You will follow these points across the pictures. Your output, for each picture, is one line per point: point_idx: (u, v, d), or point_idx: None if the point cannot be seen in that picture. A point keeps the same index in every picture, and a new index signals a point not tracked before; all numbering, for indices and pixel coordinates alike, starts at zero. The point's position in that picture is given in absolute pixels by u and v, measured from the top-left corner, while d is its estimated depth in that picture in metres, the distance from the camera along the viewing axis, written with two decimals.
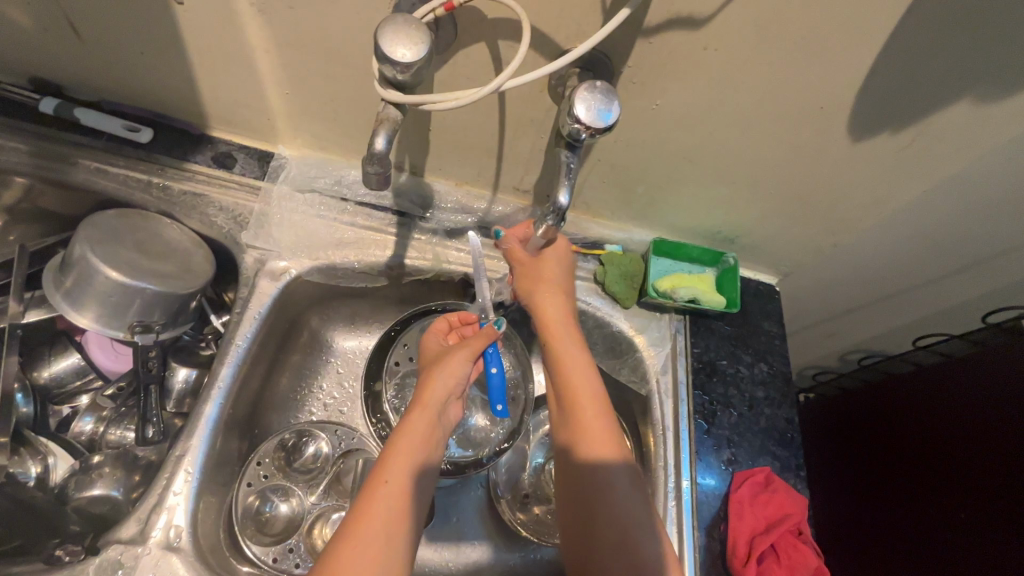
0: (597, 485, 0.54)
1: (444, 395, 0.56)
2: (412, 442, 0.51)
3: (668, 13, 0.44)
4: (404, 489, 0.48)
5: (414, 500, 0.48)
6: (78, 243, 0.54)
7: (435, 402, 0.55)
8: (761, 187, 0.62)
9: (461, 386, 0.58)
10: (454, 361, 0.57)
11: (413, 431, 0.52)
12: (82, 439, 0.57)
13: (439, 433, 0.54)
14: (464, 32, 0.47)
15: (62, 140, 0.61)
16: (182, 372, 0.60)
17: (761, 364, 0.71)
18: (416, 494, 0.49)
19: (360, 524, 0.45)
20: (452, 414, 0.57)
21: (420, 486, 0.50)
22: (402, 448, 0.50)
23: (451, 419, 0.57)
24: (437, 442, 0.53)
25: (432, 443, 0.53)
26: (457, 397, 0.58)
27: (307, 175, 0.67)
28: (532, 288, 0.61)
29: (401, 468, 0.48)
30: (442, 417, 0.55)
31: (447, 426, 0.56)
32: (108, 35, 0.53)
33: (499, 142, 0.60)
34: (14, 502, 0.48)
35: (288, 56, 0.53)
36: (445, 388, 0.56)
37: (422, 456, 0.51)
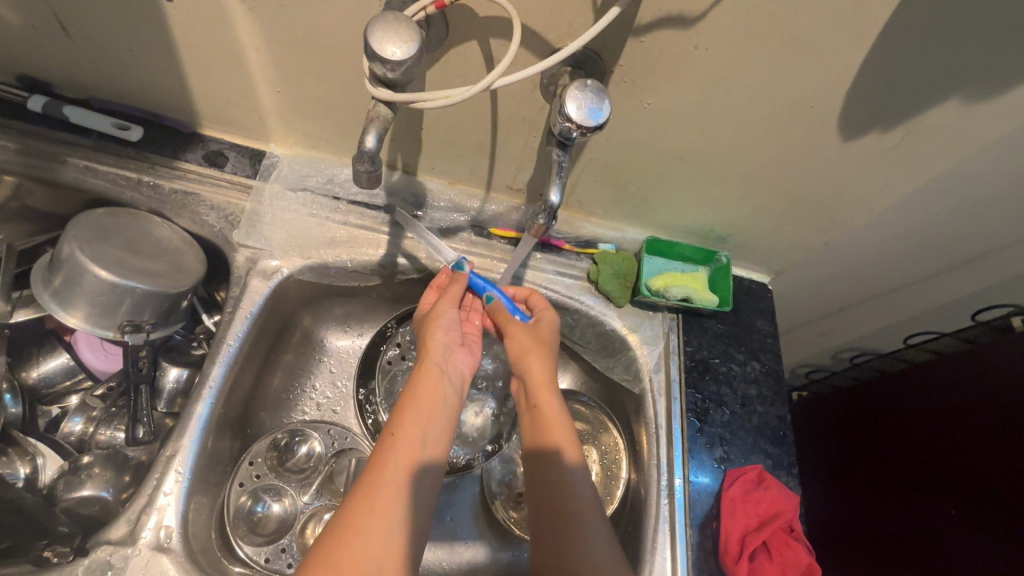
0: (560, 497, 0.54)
1: (443, 347, 0.57)
2: (417, 397, 0.52)
3: (658, 12, 0.44)
4: (414, 441, 0.49)
5: (426, 451, 0.50)
6: (66, 242, 0.53)
7: (435, 353, 0.56)
8: (753, 186, 0.63)
9: (458, 334, 0.59)
10: (442, 316, 0.59)
11: (417, 385, 0.53)
12: (71, 440, 0.56)
13: (449, 380, 0.55)
14: (455, 30, 0.47)
15: (51, 138, 0.61)
16: (173, 372, 0.60)
17: (754, 362, 0.71)
18: (429, 446, 0.50)
19: (371, 479, 0.46)
20: (459, 362, 0.58)
21: (434, 434, 0.51)
22: (408, 405, 0.52)
23: (465, 369, 0.58)
24: (446, 388, 0.54)
25: (444, 394, 0.54)
26: (458, 346, 0.59)
27: (299, 174, 0.67)
28: (524, 344, 0.60)
29: (406, 426, 0.50)
30: (447, 366, 0.56)
31: (459, 374, 0.57)
32: (96, 32, 0.52)
33: (492, 140, 0.60)
34: None
35: (278, 54, 0.53)
36: (443, 339, 0.57)
37: (433, 408, 0.52)
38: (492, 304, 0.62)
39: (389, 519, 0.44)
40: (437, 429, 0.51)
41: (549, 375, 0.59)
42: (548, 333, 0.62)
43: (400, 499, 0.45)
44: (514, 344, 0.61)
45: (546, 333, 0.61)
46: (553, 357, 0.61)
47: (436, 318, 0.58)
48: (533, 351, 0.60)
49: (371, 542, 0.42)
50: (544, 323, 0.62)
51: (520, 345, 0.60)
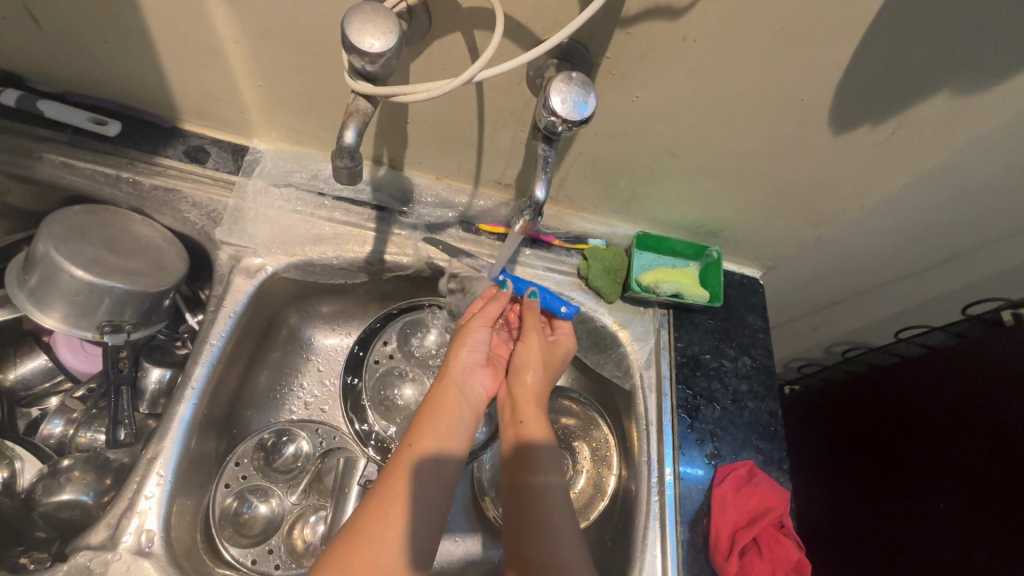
0: (538, 507, 0.54)
1: (463, 366, 0.60)
2: (433, 416, 0.54)
3: (645, 3, 0.43)
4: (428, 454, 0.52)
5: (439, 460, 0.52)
6: (41, 240, 0.52)
7: (457, 374, 0.59)
8: (744, 180, 0.62)
9: (484, 354, 0.62)
10: (472, 336, 0.61)
11: (437, 404, 0.56)
12: (51, 442, 0.55)
13: (465, 406, 0.57)
14: (439, 21, 0.46)
15: (26, 134, 0.59)
16: (155, 373, 0.59)
17: (745, 357, 0.71)
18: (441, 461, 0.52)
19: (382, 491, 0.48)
20: (477, 383, 0.61)
21: (448, 452, 0.53)
22: (426, 417, 0.54)
23: (483, 390, 0.61)
24: (461, 410, 0.57)
25: (458, 414, 0.56)
26: (479, 366, 0.61)
27: (283, 169, 0.65)
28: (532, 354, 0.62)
29: (423, 439, 0.52)
30: (464, 388, 0.59)
31: (475, 395, 0.59)
32: (67, 23, 0.51)
33: (480, 134, 0.58)
34: None
35: (258, 46, 0.51)
36: (465, 358, 0.60)
37: (447, 428, 0.54)
38: (530, 300, 0.64)
39: (399, 532, 0.46)
40: (451, 448, 0.53)
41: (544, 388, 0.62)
42: (560, 358, 0.64)
43: (408, 514, 0.47)
44: (527, 351, 0.62)
45: (555, 355, 0.64)
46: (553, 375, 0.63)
47: (463, 339, 0.61)
48: (533, 369, 0.61)
49: (382, 550, 0.45)
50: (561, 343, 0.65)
51: (527, 353, 0.62)
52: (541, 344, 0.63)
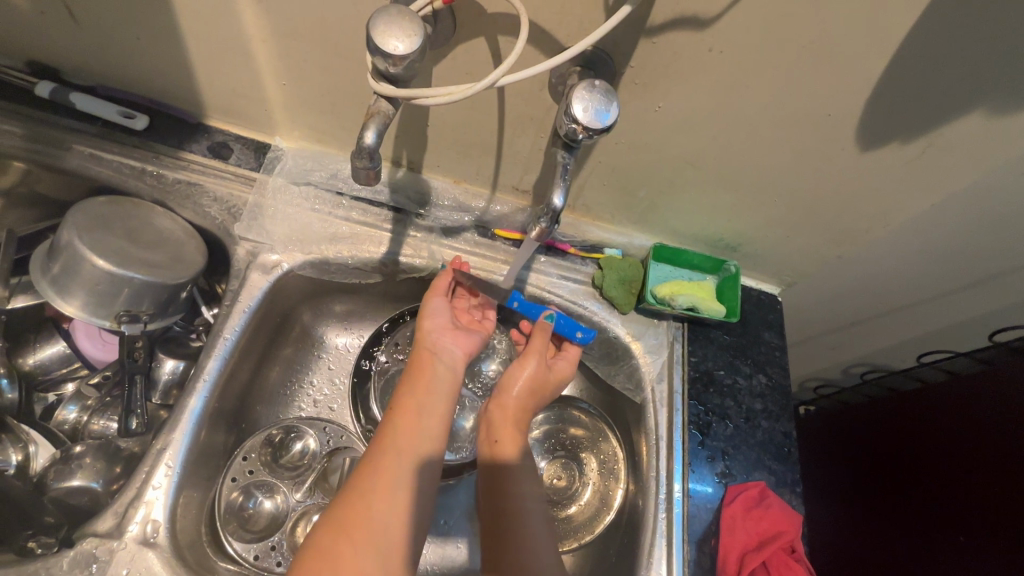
0: (512, 500, 0.56)
1: (433, 333, 0.59)
2: (413, 395, 0.53)
3: (672, 12, 0.43)
4: (416, 417, 0.52)
5: (425, 442, 0.51)
6: (65, 229, 0.53)
7: (430, 347, 0.58)
8: (766, 194, 0.61)
9: (449, 319, 0.61)
10: (427, 305, 0.60)
11: (414, 379, 0.55)
12: (65, 428, 0.56)
13: (444, 378, 0.56)
14: (463, 25, 0.46)
15: (57, 124, 0.60)
16: (169, 364, 0.59)
17: (759, 375, 0.69)
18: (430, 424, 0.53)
19: (372, 468, 0.48)
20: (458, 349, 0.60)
21: (438, 417, 0.53)
22: (409, 383, 0.55)
23: (459, 355, 0.59)
24: (441, 385, 0.55)
25: (438, 386, 0.55)
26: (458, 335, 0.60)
27: (303, 168, 0.65)
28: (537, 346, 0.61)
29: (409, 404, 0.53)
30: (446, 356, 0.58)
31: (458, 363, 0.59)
32: (101, 17, 0.52)
33: (499, 139, 0.58)
34: None
35: (284, 45, 0.52)
36: (431, 325, 0.59)
37: (429, 405, 0.53)
38: (544, 324, 0.62)
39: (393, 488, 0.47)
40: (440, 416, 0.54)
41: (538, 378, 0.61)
42: (558, 380, 0.62)
43: (405, 488, 0.48)
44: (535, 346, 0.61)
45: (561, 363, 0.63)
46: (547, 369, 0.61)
47: (426, 310, 0.60)
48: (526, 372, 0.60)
49: (379, 514, 0.46)
50: (569, 357, 0.64)
51: (522, 363, 0.60)
52: (539, 362, 0.60)
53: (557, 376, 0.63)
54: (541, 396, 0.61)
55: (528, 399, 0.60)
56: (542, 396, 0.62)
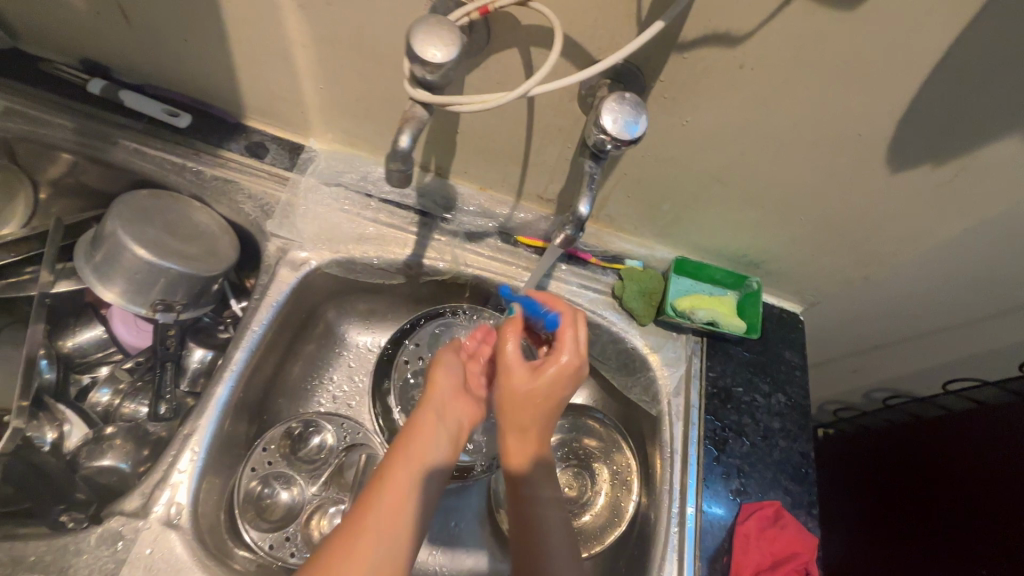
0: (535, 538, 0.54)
1: (438, 393, 0.54)
2: (409, 453, 0.49)
3: (704, 29, 0.43)
4: (407, 486, 0.48)
5: (420, 506, 0.47)
6: (109, 219, 0.56)
7: (435, 401, 0.54)
8: (791, 212, 0.61)
9: (455, 378, 0.56)
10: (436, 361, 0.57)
11: (410, 440, 0.51)
12: (98, 410, 0.58)
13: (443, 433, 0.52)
14: (498, 36, 0.47)
15: (104, 119, 0.63)
16: (198, 353, 0.61)
17: (779, 395, 0.68)
18: (420, 494, 0.48)
19: (354, 543, 0.43)
20: (460, 409, 0.56)
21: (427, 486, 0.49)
22: (403, 446, 0.50)
23: (463, 420, 0.56)
24: (441, 437, 0.52)
25: (437, 444, 0.51)
26: (462, 391, 0.56)
27: (335, 169, 0.68)
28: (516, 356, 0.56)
29: (399, 471, 0.48)
30: (446, 413, 0.54)
31: (456, 423, 0.54)
32: (155, 20, 0.55)
33: (527, 148, 0.59)
34: (27, 466, 0.49)
35: (324, 50, 0.54)
36: (439, 384, 0.55)
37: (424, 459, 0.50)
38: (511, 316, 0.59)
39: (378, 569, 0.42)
40: (430, 484, 0.49)
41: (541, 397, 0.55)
42: (557, 383, 0.55)
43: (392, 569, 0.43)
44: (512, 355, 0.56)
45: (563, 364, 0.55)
46: (552, 390, 0.55)
47: (436, 363, 0.57)
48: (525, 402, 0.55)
49: None
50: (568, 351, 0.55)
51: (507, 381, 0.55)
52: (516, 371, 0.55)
53: (557, 374, 0.54)
54: (548, 409, 0.55)
55: (536, 419, 0.55)
56: (545, 407, 0.55)
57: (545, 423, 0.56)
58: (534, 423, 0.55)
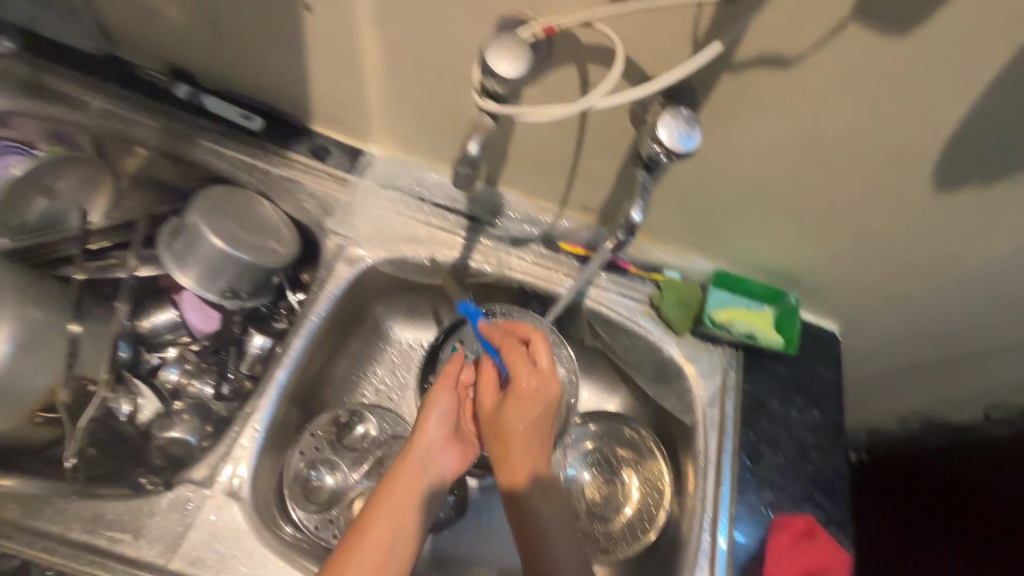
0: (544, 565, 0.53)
1: (424, 444, 0.58)
2: (389, 499, 0.53)
3: (758, 51, 0.46)
4: (385, 534, 0.51)
5: (396, 553, 0.51)
6: (191, 211, 0.61)
7: (421, 447, 0.58)
8: (833, 229, 0.62)
9: (445, 424, 0.60)
10: (427, 405, 0.60)
11: (392, 486, 0.54)
12: (166, 387, 0.61)
13: (428, 479, 0.56)
14: (559, 53, 0.50)
15: (186, 120, 0.69)
16: (258, 339, 0.65)
17: (814, 411, 0.69)
18: (398, 542, 0.51)
19: None
20: (444, 459, 0.59)
21: (405, 534, 0.52)
22: (386, 492, 0.54)
23: (448, 469, 0.59)
24: (426, 482, 0.56)
25: (417, 493, 0.55)
26: (449, 439, 0.60)
27: (392, 173, 0.72)
28: (490, 397, 0.59)
29: (379, 518, 0.52)
30: (429, 463, 0.57)
31: (439, 472, 0.58)
32: (242, 31, 0.60)
33: (575, 158, 0.62)
34: (111, 433, 0.57)
35: (392, 62, 0.58)
36: (425, 433, 0.59)
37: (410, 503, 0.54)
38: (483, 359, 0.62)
39: None
40: (409, 532, 0.52)
41: (527, 429, 0.56)
42: (530, 417, 0.56)
43: None
44: (485, 398, 0.60)
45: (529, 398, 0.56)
46: (534, 422, 0.56)
47: (430, 404, 0.60)
48: (515, 430, 0.56)
49: None
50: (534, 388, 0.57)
51: (499, 418, 0.57)
52: (491, 405, 0.59)
53: (519, 400, 0.56)
54: (528, 435, 0.56)
55: (527, 446, 0.56)
56: (521, 433, 0.56)
57: (529, 449, 0.56)
58: (517, 450, 0.56)
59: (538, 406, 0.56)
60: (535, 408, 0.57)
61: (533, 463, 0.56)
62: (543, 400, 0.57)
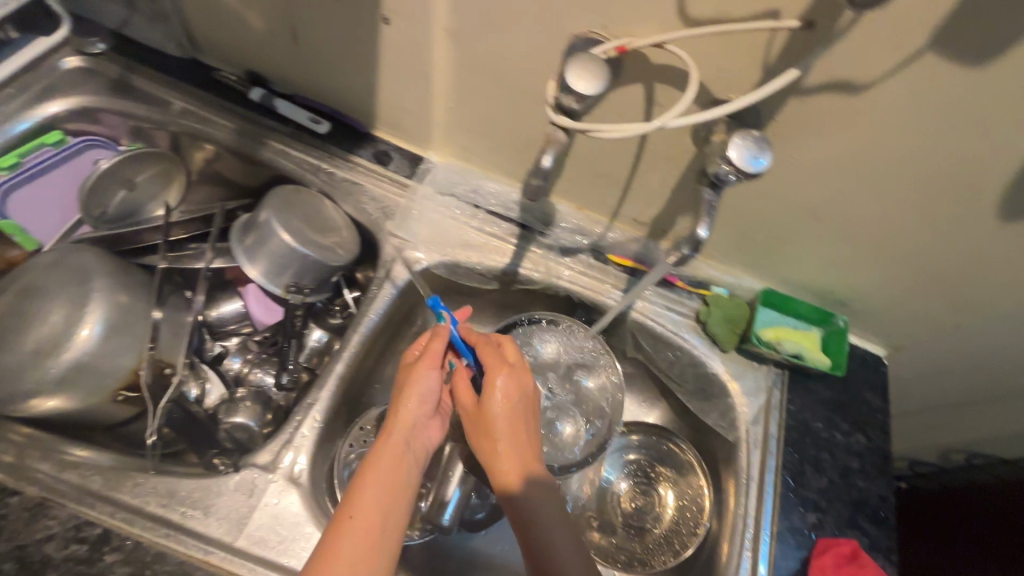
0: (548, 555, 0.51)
1: (408, 423, 0.54)
2: (373, 482, 0.49)
3: (829, 76, 0.47)
4: (373, 518, 0.46)
5: (384, 538, 0.46)
6: (264, 208, 0.64)
7: (402, 429, 0.53)
8: (889, 254, 0.62)
9: (429, 403, 0.56)
10: (409, 384, 0.56)
11: (375, 467, 0.50)
12: (230, 375, 0.65)
13: (412, 461, 0.52)
14: (628, 72, 0.52)
15: (259, 122, 0.72)
16: (316, 333, 0.68)
17: (859, 435, 0.68)
18: (387, 527, 0.47)
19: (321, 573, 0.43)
20: (425, 439, 0.55)
21: (396, 517, 0.48)
22: (370, 475, 0.49)
23: (427, 449, 0.55)
24: (409, 467, 0.51)
25: (403, 473, 0.51)
26: (429, 419, 0.56)
27: (450, 180, 0.74)
28: (465, 389, 0.57)
29: (367, 500, 0.47)
30: (413, 443, 0.54)
31: (421, 452, 0.54)
32: (321, 41, 0.64)
33: (632, 173, 0.64)
34: (184, 414, 0.59)
35: (462, 74, 0.61)
36: (408, 413, 0.55)
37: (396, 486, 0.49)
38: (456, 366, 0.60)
39: None
40: (398, 516, 0.48)
41: (516, 419, 0.55)
42: (514, 406, 0.55)
43: None
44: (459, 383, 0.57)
45: (514, 391, 0.55)
46: (519, 409, 0.55)
47: (411, 383, 0.56)
48: (502, 416, 0.54)
49: None
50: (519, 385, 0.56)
51: (487, 405, 0.54)
52: (468, 397, 0.57)
53: (505, 393, 0.55)
54: (515, 418, 0.55)
55: (517, 430, 0.54)
56: (508, 416, 0.54)
57: (518, 432, 0.54)
58: (506, 433, 0.54)
59: (524, 394, 0.56)
60: (521, 398, 0.56)
61: (527, 450, 0.54)
62: (527, 393, 0.56)
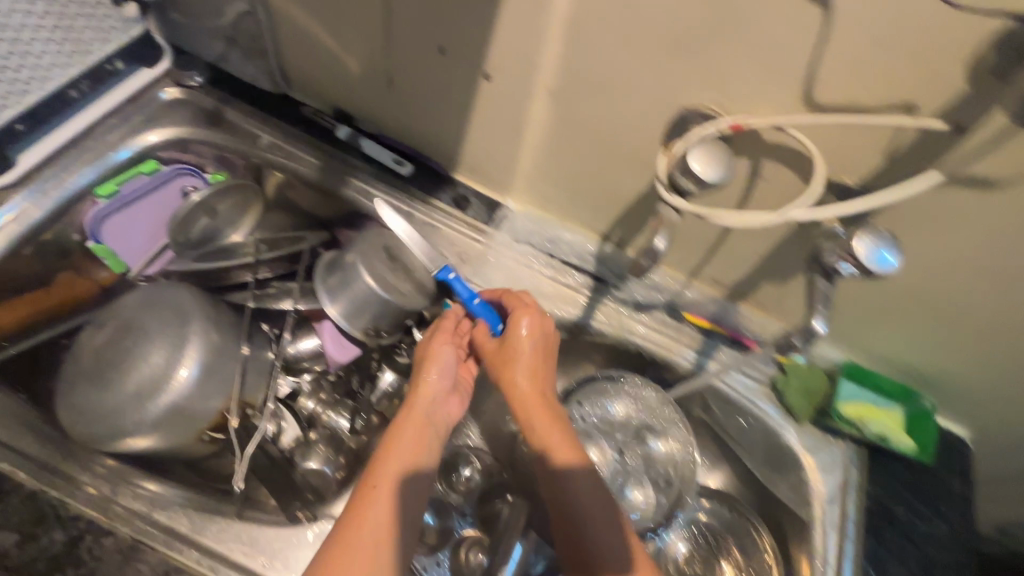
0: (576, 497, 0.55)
1: (430, 393, 0.59)
2: (398, 444, 0.54)
3: (960, 170, 0.45)
4: (398, 477, 0.51)
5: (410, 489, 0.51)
6: (352, 251, 0.64)
7: (423, 402, 0.58)
8: (993, 345, 0.58)
9: (450, 371, 0.61)
10: (430, 356, 0.61)
11: (398, 431, 0.55)
12: (304, 414, 0.65)
13: (434, 430, 0.57)
14: (738, 147, 0.51)
15: (341, 159, 0.73)
16: (387, 376, 0.68)
17: (946, 527, 0.65)
18: (413, 482, 0.52)
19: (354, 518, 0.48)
20: (447, 410, 0.60)
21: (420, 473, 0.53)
22: (395, 439, 0.54)
23: (449, 420, 0.60)
24: (431, 435, 0.56)
25: (425, 435, 0.56)
26: (449, 393, 0.61)
27: (528, 228, 0.73)
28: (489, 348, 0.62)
29: (392, 459, 0.52)
30: (433, 414, 0.58)
31: (443, 420, 0.59)
32: (415, 89, 0.64)
33: (720, 237, 0.62)
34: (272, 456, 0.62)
35: (556, 131, 0.61)
36: (431, 386, 0.59)
37: (419, 448, 0.54)
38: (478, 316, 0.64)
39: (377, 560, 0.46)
40: (423, 471, 0.53)
41: (535, 372, 0.60)
42: (533, 357, 0.61)
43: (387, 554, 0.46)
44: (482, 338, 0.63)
45: (532, 347, 0.61)
46: (538, 361, 0.61)
47: (432, 359, 0.60)
48: (521, 368, 0.60)
49: None
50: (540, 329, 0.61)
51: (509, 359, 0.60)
52: (495, 349, 0.62)
53: (526, 340, 0.61)
54: (534, 366, 0.60)
55: (535, 380, 0.60)
56: (528, 363, 0.60)
57: (535, 378, 0.60)
58: (524, 378, 0.59)
59: (544, 341, 0.61)
60: (541, 349, 0.61)
61: (545, 402, 0.59)
62: (546, 341, 0.62)
